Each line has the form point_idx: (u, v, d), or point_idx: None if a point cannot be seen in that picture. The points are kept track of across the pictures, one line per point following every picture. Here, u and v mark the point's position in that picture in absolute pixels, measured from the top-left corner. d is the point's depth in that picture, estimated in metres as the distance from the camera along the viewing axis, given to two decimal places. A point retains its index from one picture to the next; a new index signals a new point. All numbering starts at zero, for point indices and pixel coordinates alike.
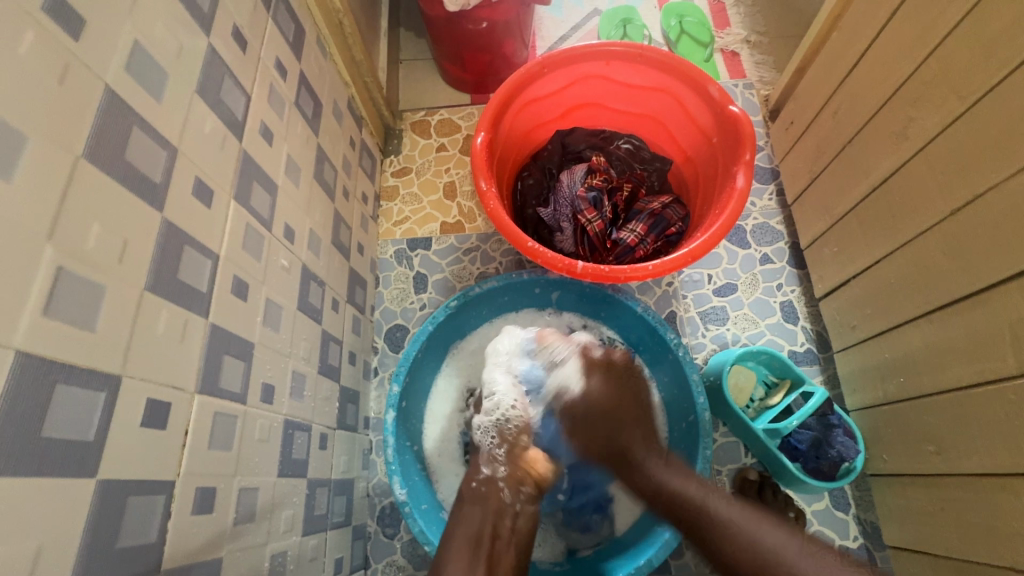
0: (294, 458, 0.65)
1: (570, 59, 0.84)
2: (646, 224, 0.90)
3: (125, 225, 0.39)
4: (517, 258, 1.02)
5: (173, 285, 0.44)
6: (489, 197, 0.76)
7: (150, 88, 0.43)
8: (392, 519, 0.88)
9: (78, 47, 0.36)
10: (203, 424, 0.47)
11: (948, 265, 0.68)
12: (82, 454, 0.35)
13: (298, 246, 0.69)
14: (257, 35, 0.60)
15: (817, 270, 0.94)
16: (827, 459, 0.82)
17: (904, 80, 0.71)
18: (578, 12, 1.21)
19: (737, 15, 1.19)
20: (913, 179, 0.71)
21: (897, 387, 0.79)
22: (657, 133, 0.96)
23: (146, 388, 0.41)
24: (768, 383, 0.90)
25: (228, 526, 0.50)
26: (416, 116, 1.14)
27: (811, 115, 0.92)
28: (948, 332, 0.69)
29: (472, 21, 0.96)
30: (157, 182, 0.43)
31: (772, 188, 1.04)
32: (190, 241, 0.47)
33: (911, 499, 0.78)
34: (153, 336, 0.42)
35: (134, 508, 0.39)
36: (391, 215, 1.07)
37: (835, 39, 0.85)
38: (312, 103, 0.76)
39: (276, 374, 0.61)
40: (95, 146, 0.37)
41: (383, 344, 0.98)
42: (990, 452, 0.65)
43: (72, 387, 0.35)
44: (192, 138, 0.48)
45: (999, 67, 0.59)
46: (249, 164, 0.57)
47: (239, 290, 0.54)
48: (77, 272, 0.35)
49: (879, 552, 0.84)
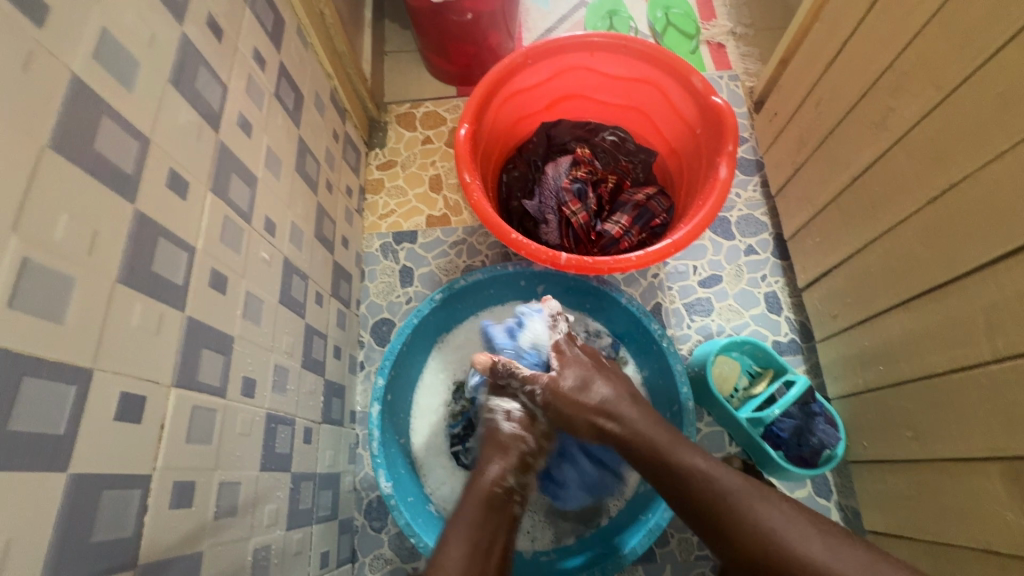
0: (277, 452, 0.64)
1: (553, 50, 0.84)
2: (630, 216, 0.90)
3: (96, 217, 0.39)
4: (503, 251, 1.02)
5: (147, 277, 0.44)
6: (473, 189, 0.76)
7: (120, 77, 0.42)
8: (379, 512, 0.88)
9: (41, 34, 0.35)
10: (180, 417, 0.47)
11: (926, 254, 0.68)
12: (53, 449, 0.35)
13: (280, 239, 0.69)
14: (234, 25, 0.59)
15: (800, 261, 0.94)
16: (809, 447, 0.83)
17: (883, 71, 0.71)
18: (564, 4, 1.21)
19: (722, 7, 1.19)
20: (892, 169, 0.72)
21: (877, 376, 0.80)
22: (642, 125, 0.96)
23: (120, 382, 0.40)
24: (752, 372, 0.91)
25: (208, 520, 0.50)
26: (401, 109, 1.14)
27: (793, 106, 0.93)
28: (927, 320, 0.70)
29: (456, 12, 0.95)
30: (129, 173, 0.42)
31: (756, 180, 1.05)
32: (164, 233, 0.46)
33: (890, 485, 0.79)
34: (125, 329, 0.41)
35: (109, 501, 0.39)
36: (376, 209, 1.06)
37: (817, 31, 0.86)
38: (293, 95, 0.75)
39: (256, 368, 0.61)
40: (63, 135, 0.37)
41: (369, 338, 0.98)
42: (966, 437, 0.66)
43: (41, 380, 0.34)
44: (165, 130, 0.47)
45: (975, 55, 0.59)
46: (227, 156, 0.57)
47: (217, 283, 0.53)
48: (45, 263, 0.35)
49: (859, 538, 0.86)
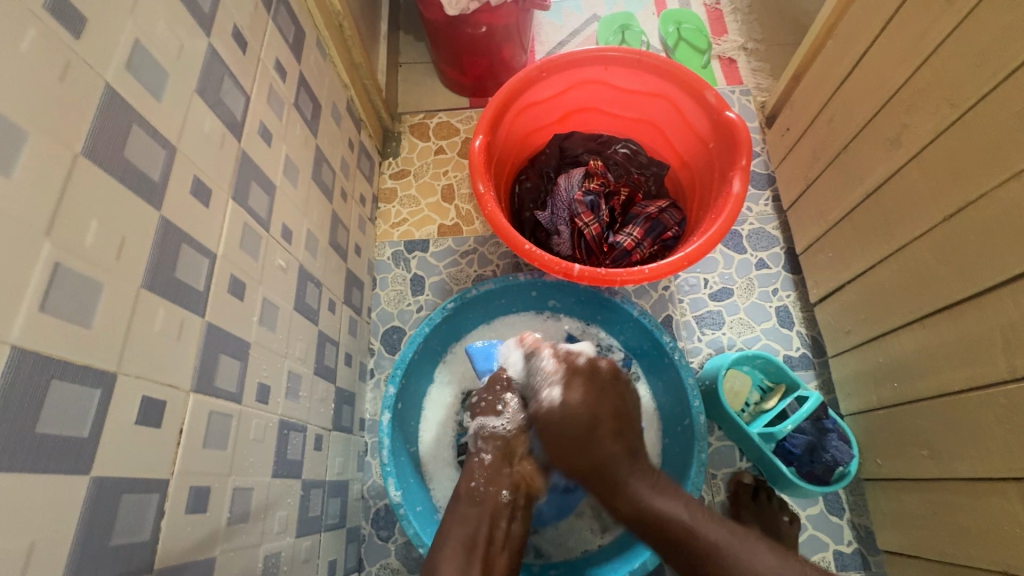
0: (289, 458, 0.65)
1: (569, 64, 0.85)
2: (643, 228, 0.90)
3: (124, 224, 0.40)
4: (514, 261, 1.02)
5: (170, 283, 0.44)
6: (487, 200, 0.76)
7: (150, 88, 0.43)
8: (386, 521, 0.88)
9: (78, 44, 0.36)
10: (198, 421, 0.47)
11: (941, 272, 0.68)
12: (77, 451, 0.35)
13: (296, 246, 0.69)
14: (257, 35, 0.60)
15: (812, 275, 0.94)
16: (821, 463, 0.82)
17: (898, 89, 0.72)
18: (577, 17, 1.22)
19: (734, 22, 1.20)
20: (906, 185, 0.72)
21: (892, 393, 0.79)
22: (654, 138, 0.97)
23: (142, 386, 0.41)
24: (764, 388, 0.90)
25: (222, 526, 0.50)
26: (414, 119, 1.15)
27: (807, 121, 0.93)
28: (944, 338, 0.69)
29: (471, 24, 0.97)
30: (156, 180, 0.43)
31: (768, 194, 1.05)
32: (188, 239, 0.47)
33: (904, 504, 0.79)
34: (149, 333, 0.42)
35: (128, 504, 0.39)
36: (389, 217, 1.07)
37: (830, 48, 0.86)
38: (311, 105, 0.76)
39: (271, 374, 0.61)
40: (95, 144, 0.37)
41: (380, 345, 0.98)
42: (981, 456, 0.66)
43: (68, 383, 0.35)
44: (191, 138, 0.48)
45: (991, 75, 0.59)
46: (247, 164, 0.57)
47: (235, 289, 0.54)
48: (76, 268, 0.36)
49: (873, 557, 0.85)
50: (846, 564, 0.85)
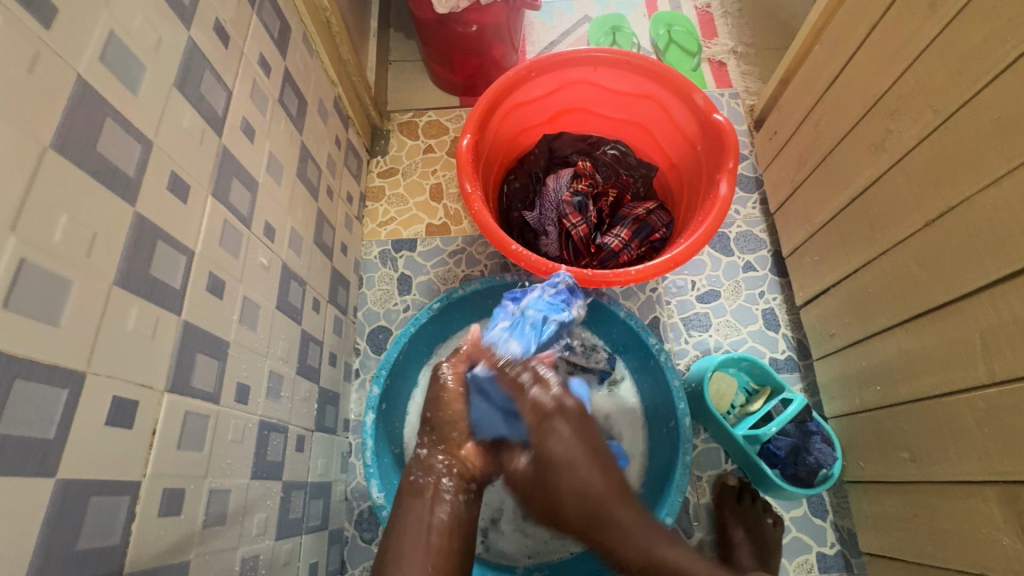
0: (270, 460, 0.64)
1: (558, 63, 0.84)
2: (630, 230, 0.90)
3: (95, 220, 0.39)
4: (502, 261, 1.02)
5: (145, 280, 0.43)
6: (474, 199, 0.76)
7: (126, 81, 0.42)
8: (370, 523, 0.87)
9: (49, 35, 0.35)
10: (173, 421, 0.46)
11: (923, 276, 0.69)
12: (42, 454, 0.34)
13: (279, 244, 0.68)
14: (241, 30, 0.59)
15: (798, 279, 0.94)
16: (805, 466, 0.83)
17: (884, 93, 0.72)
18: (568, 18, 1.22)
19: (724, 26, 1.20)
20: (890, 190, 0.72)
21: (875, 397, 0.79)
22: (643, 139, 0.96)
23: (114, 386, 0.40)
24: (749, 390, 0.90)
25: (197, 529, 0.49)
26: (404, 118, 1.14)
27: (793, 127, 0.94)
28: (927, 342, 0.69)
29: (461, 23, 0.96)
30: (131, 175, 0.42)
31: (755, 197, 1.05)
32: (164, 236, 0.46)
33: (885, 506, 0.79)
34: (122, 333, 0.41)
35: (97, 508, 0.38)
36: (376, 216, 1.06)
37: (817, 53, 0.86)
38: (296, 102, 0.75)
39: (251, 375, 0.60)
40: (66, 138, 0.36)
41: (365, 345, 0.97)
42: (961, 460, 0.66)
43: (33, 383, 0.34)
44: (168, 133, 0.47)
45: (972, 82, 0.60)
46: (228, 160, 0.56)
47: (214, 287, 0.53)
48: (41, 264, 0.34)
49: (855, 559, 0.85)
50: (829, 566, 0.85)
